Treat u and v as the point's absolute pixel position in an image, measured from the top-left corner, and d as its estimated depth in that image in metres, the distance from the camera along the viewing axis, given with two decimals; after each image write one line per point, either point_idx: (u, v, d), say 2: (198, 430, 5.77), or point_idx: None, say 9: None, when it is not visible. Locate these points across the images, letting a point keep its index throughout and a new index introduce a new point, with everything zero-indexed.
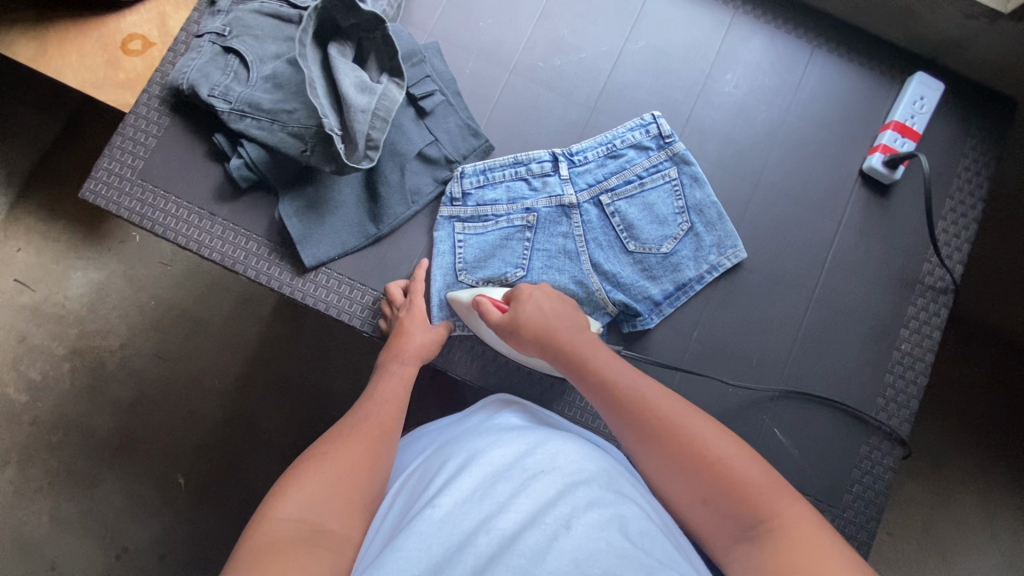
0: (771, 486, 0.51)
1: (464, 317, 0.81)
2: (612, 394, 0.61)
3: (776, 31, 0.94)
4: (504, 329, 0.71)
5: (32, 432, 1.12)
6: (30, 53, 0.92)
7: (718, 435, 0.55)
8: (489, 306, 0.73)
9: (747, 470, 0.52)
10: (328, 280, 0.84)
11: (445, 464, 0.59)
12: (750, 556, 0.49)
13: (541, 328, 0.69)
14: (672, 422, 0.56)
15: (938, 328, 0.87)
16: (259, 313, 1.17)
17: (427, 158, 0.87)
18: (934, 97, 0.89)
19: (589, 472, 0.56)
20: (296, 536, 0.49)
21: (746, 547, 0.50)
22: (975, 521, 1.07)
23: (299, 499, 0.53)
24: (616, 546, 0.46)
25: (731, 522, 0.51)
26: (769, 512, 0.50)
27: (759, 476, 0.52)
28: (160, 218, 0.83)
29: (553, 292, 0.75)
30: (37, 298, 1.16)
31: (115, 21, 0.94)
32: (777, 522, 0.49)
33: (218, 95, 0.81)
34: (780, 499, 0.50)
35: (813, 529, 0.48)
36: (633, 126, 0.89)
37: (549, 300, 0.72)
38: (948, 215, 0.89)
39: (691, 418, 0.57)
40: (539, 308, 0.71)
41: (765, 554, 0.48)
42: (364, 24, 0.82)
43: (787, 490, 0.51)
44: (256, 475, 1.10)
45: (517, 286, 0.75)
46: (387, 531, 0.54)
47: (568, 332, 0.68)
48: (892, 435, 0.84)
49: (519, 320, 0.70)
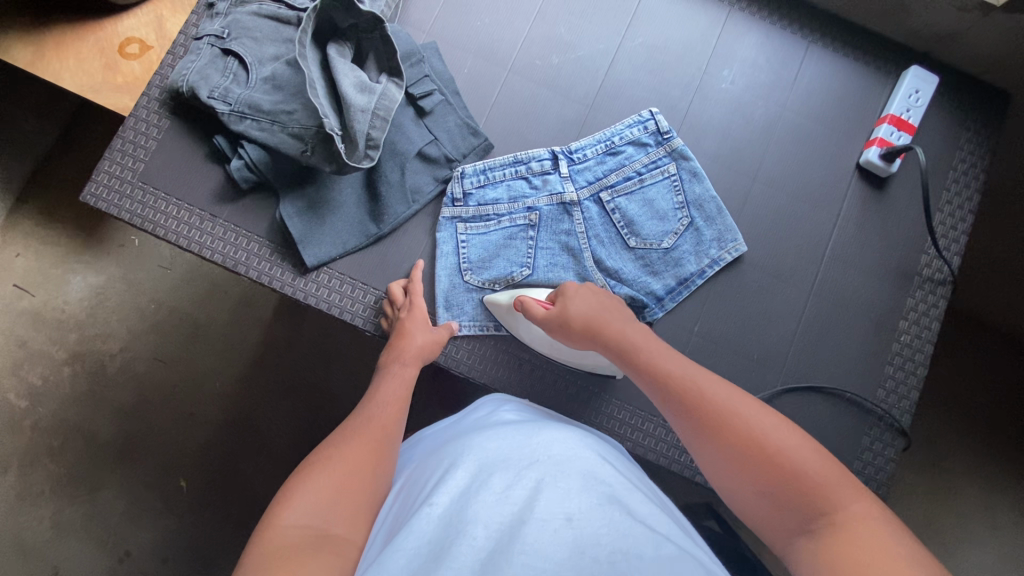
0: (836, 480, 0.51)
1: (504, 317, 0.82)
2: (667, 384, 0.61)
3: (771, 27, 0.94)
4: (550, 325, 0.72)
5: (33, 438, 1.12)
6: (28, 57, 0.92)
7: (781, 428, 0.55)
8: (533, 304, 0.74)
9: (810, 464, 0.52)
10: (329, 280, 0.84)
11: (441, 463, 0.59)
12: (810, 549, 0.48)
13: (591, 322, 0.70)
14: (734, 416, 0.56)
15: (937, 319, 0.87)
16: (260, 315, 1.17)
17: (427, 157, 0.87)
18: (929, 91, 0.90)
19: (586, 461, 0.57)
20: (302, 543, 0.49)
21: (805, 539, 0.49)
22: (976, 511, 1.08)
23: (303, 505, 0.53)
24: (617, 528, 0.47)
25: (791, 514, 0.51)
26: (831, 505, 0.49)
27: (824, 471, 0.51)
28: (160, 220, 0.83)
29: (599, 291, 0.75)
30: (38, 303, 1.16)
31: (113, 25, 0.94)
32: (839, 517, 0.48)
33: (217, 97, 0.81)
34: (843, 493, 0.50)
35: (877, 523, 0.47)
36: (630, 123, 0.89)
37: (597, 297, 0.73)
38: (946, 207, 0.90)
39: (754, 412, 0.56)
40: (587, 304, 0.72)
41: (824, 548, 0.47)
42: (363, 24, 0.83)
43: (852, 485, 0.51)
44: (259, 477, 1.10)
45: (562, 284, 0.76)
46: (388, 532, 0.54)
47: (618, 326, 0.69)
48: (892, 426, 0.85)
49: (567, 314, 0.71)
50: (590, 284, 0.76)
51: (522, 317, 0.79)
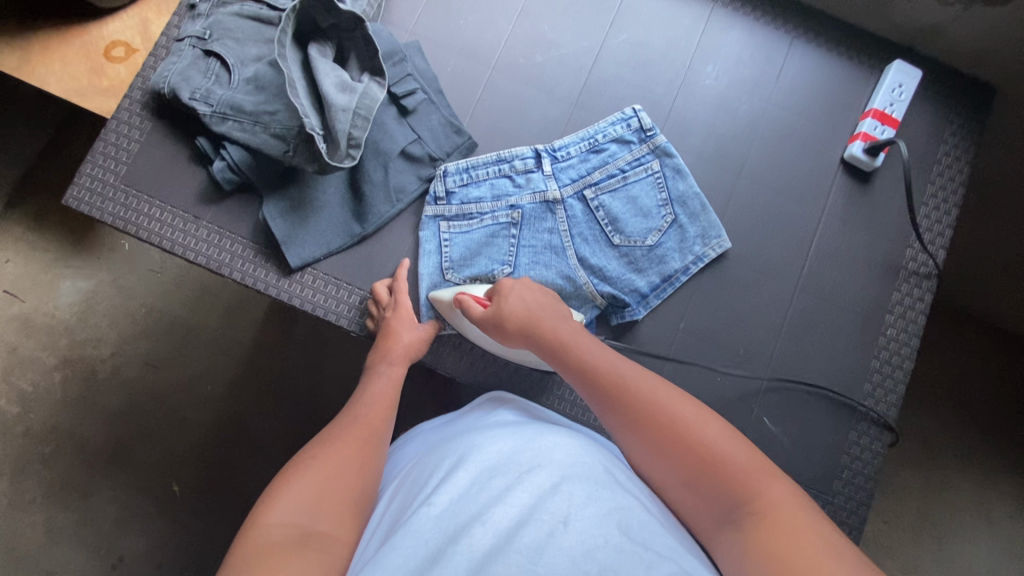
0: (756, 469, 0.51)
1: (448, 315, 0.80)
2: (594, 378, 0.61)
3: (755, 23, 0.94)
4: (487, 325, 0.71)
5: (24, 444, 1.11)
6: (13, 61, 0.92)
7: (704, 419, 0.55)
8: (472, 303, 0.72)
9: (732, 454, 0.52)
10: (314, 281, 0.84)
11: (442, 462, 0.59)
12: (735, 541, 0.49)
13: (524, 319, 0.68)
14: (661, 409, 0.56)
15: (923, 313, 0.87)
16: (249, 317, 1.16)
17: (410, 156, 0.87)
18: (912, 84, 0.90)
19: (585, 465, 0.56)
20: (288, 540, 0.49)
21: (732, 531, 0.50)
22: (968, 505, 1.08)
23: (289, 504, 0.53)
24: (613, 542, 0.47)
25: (717, 505, 0.52)
26: (752, 495, 0.50)
27: (745, 461, 0.52)
28: (144, 223, 0.83)
29: (537, 285, 0.73)
30: (27, 309, 1.15)
31: (98, 28, 0.94)
32: (758, 505, 0.49)
33: (199, 98, 0.81)
34: (763, 479, 0.51)
35: (794, 509, 0.49)
36: (614, 120, 0.89)
37: (532, 292, 0.71)
38: (930, 201, 0.90)
39: (679, 403, 0.57)
40: (522, 300, 0.69)
41: (747, 538, 0.48)
42: (344, 24, 0.83)
43: (770, 471, 0.52)
44: (250, 480, 1.10)
45: (500, 280, 0.73)
46: (384, 529, 0.53)
47: (551, 321, 0.67)
48: (880, 420, 0.85)
49: (503, 312, 0.69)
50: (528, 279, 0.74)
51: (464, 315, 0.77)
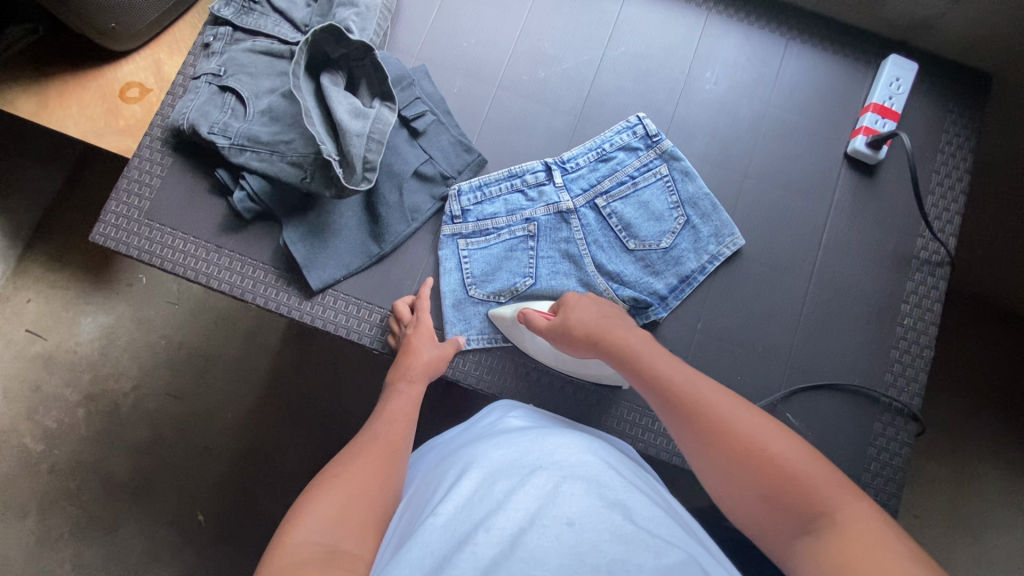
0: (831, 482, 0.51)
1: (509, 331, 0.83)
2: (668, 391, 0.62)
3: (749, 28, 0.97)
4: (553, 335, 0.74)
5: (51, 481, 1.13)
6: (32, 108, 0.95)
7: (776, 433, 0.55)
8: (537, 316, 0.76)
9: (806, 467, 0.53)
10: (335, 302, 0.86)
11: (448, 473, 0.59)
12: (809, 549, 0.49)
13: (593, 331, 0.70)
14: (733, 421, 0.57)
15: (938, 300, 0.88)
16: (268, 343, 1.18)
17: (423, 176, 0.90)
18: (908, 77, 0.92)
19: (589, 466, 0.56)
20: (313, 558, 0.49)
21: (805, 540, 0.50)
22: (999, 494, 1.07)
23: (314, 522, 0.53)
24: (619, 533, 0.47)
25: (790, 517, 0.51)
26: (830, 507, 0.50)
27: (821, 475, 0.52)
28: (168, 254, 0.86)
29: (600, 301, 0.76)
30: (50, 347, 1.18)
31: (113, 71, 0.98)
32: (836, 517, 0.49)
33: (217, 132, 0.84)
34: (840, 495, 0.50)
35: (873, 525, 0.48)
36: (619, 129, 0.91)
37: (597, 305, 0.74)
38: (936, 189, 0.91)
39: (748, 416, 0.57)
40: (589, 314, 0.72)
41: (821, 547, 0.48)
42: (353, 53, 0.86)
43: (850, 489, 0.51)
44: (276, 505, 1.11)
45: (564, 296, 0.77)
46: (396, 542, 0.54)
47: (619, 333, 0.69)
48: (903, 410, 0.85)
49: (571, 321, 0.72)
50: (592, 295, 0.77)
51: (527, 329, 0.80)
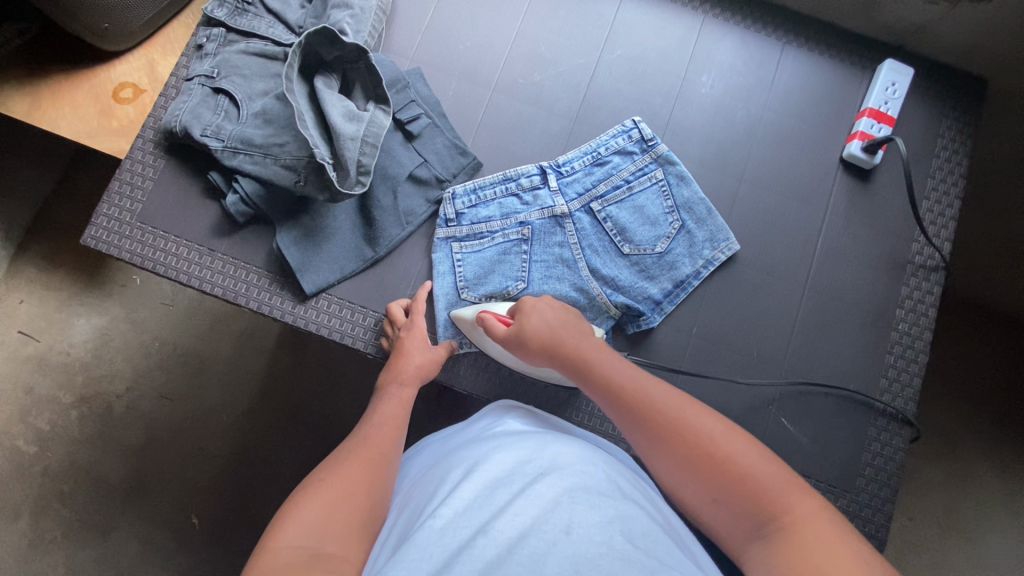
0: (781, 483, 0.51)
1: (469, 333, 0.82)
2: (620, 398, 0.61)
3: (746, 31, 0.97)
4: (510, 344, 0.72)
5: (43, 483, 1.12)
6: (24, 108, 0.94)
7: (728, 435, 0.55)
8: (494, 322, 0.73)
9: (757, 470, 0.52)
10: (329, 306, 0.86)
11: (448, 473, 0.59)
12: (764, 554, 0.49)
13: (546, 339, 0.69)
14: (685, 426, 0.56)
15: (933, 306, 0.88)
16: (263, 345, 1.18)
17: (418, 179, 0.89)
18: (905, 82, 0.92)
19: (589, 476, 0.56)
20: (296, 564, 0.48)
21: (760, 544, 0.50)
22: (993, 498, 1.07)
23: (300, 526, 0.52)
24: (617, 549, 0.46)
25: (746, 521, 0.51)
26: (779, 510, 0.50)
27: (772, 477, 0.52)
28: (160, 258, 0.85)
29: (558, 303, 0.75)
30: (42, 348, 1.17)
31: (106, 71, 0.97)
32: (788, 519, 0.49)
33: (210, 134, 0.83)
34: (791, 496, 0.51)
35: (823, 524, 0.48)
36: (615, 133, 0.91)
37: (554, 311, 0.72)
38: (932, 194, 0.91)
39: (700, 419, 0.57)
40: (544, 320, 0.71)
41: (776, 551, 0.48)
42: (348, 55, 0.85)
43: (799, 487, 0.52)
44: (270, 508, 1.10)
45: (522, 299, 0.75)
46: (392, 542, 0.53)
47: (574, 340, 0.68)
48: (898, 415, 0.85)
49: (525, 331, 0.70)
50: (549, 296, 0.76)
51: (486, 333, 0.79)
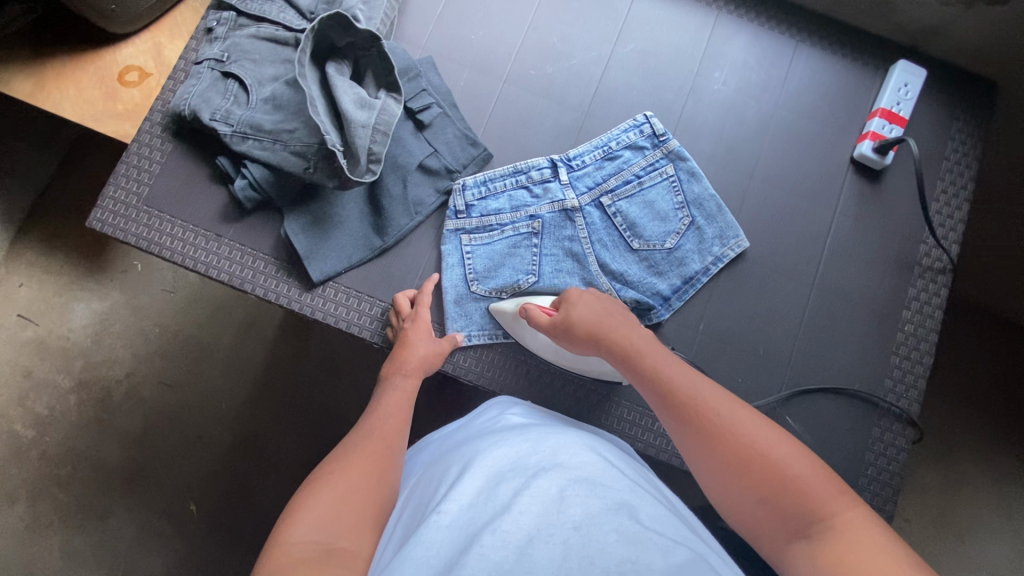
0: (829, 487, 0.51)
1: (509, 326, 0.83)
2: (668, 391, 0.61)
3: (759, 28, 0.96)
4: (555, 332, 0.73)
5: (41, 467, 1.11)
6: (29, 89, 0.93)
7: (779, 436, 0.55)
8: (538, 312, 0.75)
9: (806, 471, 0.52)
10: (336, 294, 0.85)
11: (448, 471, 0.58)
12: (807, 554, 0.48)
13: (594, 328, 0.70)
14: (733, 423, 0.56)
15: (939, 307, 0.88)
16: (265, 333, 1.17)
17: (428, 169, 0.89)
18: (917, 83, 0.92)
19: (592, 467, 0.55)
20: (308, 557, 0.48)
21: (803, 543, 0.49)
22: (991, 501, 1.08)
23: (310, 521, 0.52)
24: (627, 533, 0.46)
25: (788, 520, 0.51)
26: (826, 511, 0.49)
27: (819, 479, 0.51)
28: (166, 242, 0.84)
29: (604, 297, 0.75)
30: (42, 332, 1.16)
31: (113, 54, 0.96)
32: (835, 522, 0.49)
33: (219, 119, 0.82)
34: (837, 500, 0.50)
35: (869, 530, 0.48)
36: (626, 127, 0.90)
37: (600, 303, 0.73)
38: (941, 196, 0.91)
39: (749, 418, 0.57)
40: (590, 311, 0.72)
41: (820, 551, 0.47)
42: (360, 42, 0.85)
43: (847, 493, 0.51)
44: (269, 497, 1.10)
45: (565, 291, 0.77)
46: (398, 540, 0.53)
47: (624, 332, 0.69)
48: (902, 416, 0.85)
49: (572, 319, 0.71)
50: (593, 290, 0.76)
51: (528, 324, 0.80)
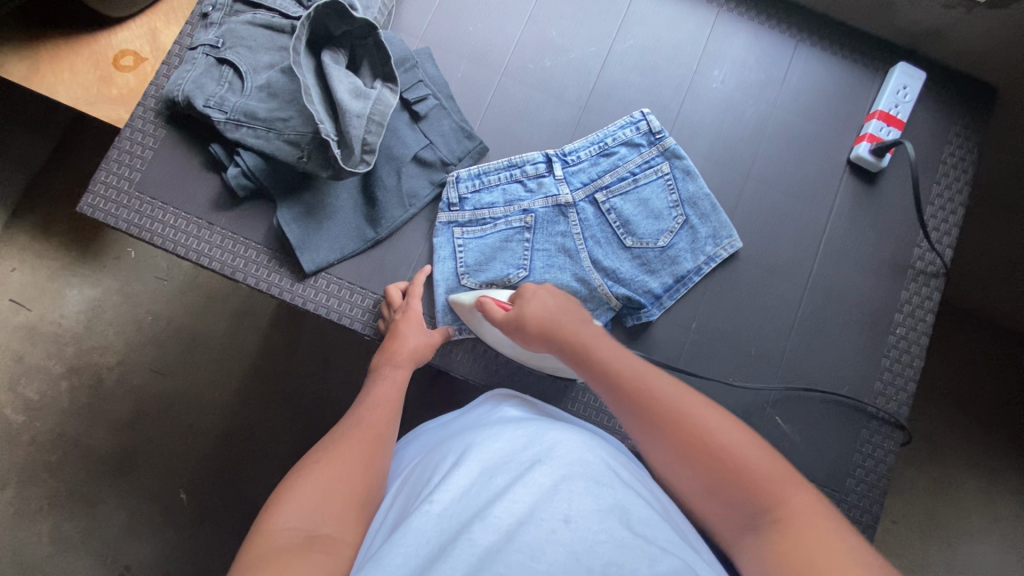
0: (776, 475, 0.51)
1: (467, 319, 0.81)
2: (617, 383, 0.61)
3: (759, 27, 0.96)
4: (508, 327, 0.72)
5: (31, 453, 1.11)
6: (22, 71, 0.92)
7: (726, 425, 0.55)
8: (493, 306, 0.74)
9: (753, 460, 0.52)
10: (327, 285, 0.85)
11: (443, 460, 0.58)
12: (757, 547, 0.49)
13: (545, 324, 0.69)
14: (683, 413, 0.56)
15: (931, 311, 0.88)
16: (258, 323, 1.17)
17: (423, 161, 0.88)
18: (916, 86, 0.91)
19: (588, 463, 0.55)
20: (292, 544, 0.48)
21: (753, 536, 0.50)
22: (977, 505, 1.08)
23: (295, 508, 0.52)
24: (615, 537, 0.46)
25: (739, 512, 0.51)
26: (775, 502, 0.50)
27: (768, 468, 0.52)
28: (158, 229, 0.84)
29: (559, 292, 0.74)
30: (33, 317, 1.16)
31: (107, 38, 0.95)
32: (783, 513, 0.49)
33: (213, 105, 0.82)
34: (784, 486, 0.51)
35: (817, 516, 0.48)
36: (623, 124, 0.90)
37: (553, 298, 0.72)
38: (936, 200, 0.91)
39: (697, 407, 0.56)
40: (543, 306, 0.70)
41: (767, 544, 0.48)
42: (357, 31, 0.84)
43: (793, 478, 0.52)
44: (259, 487, 1.10)
45: (522, 285, 0.75)
46: (388, 525, 0.53)
47: (573, 325, 0.68)
48: (891, 419, 0.85)
49: (525, 315, 0.70)
50: (551, 285, 0.75)
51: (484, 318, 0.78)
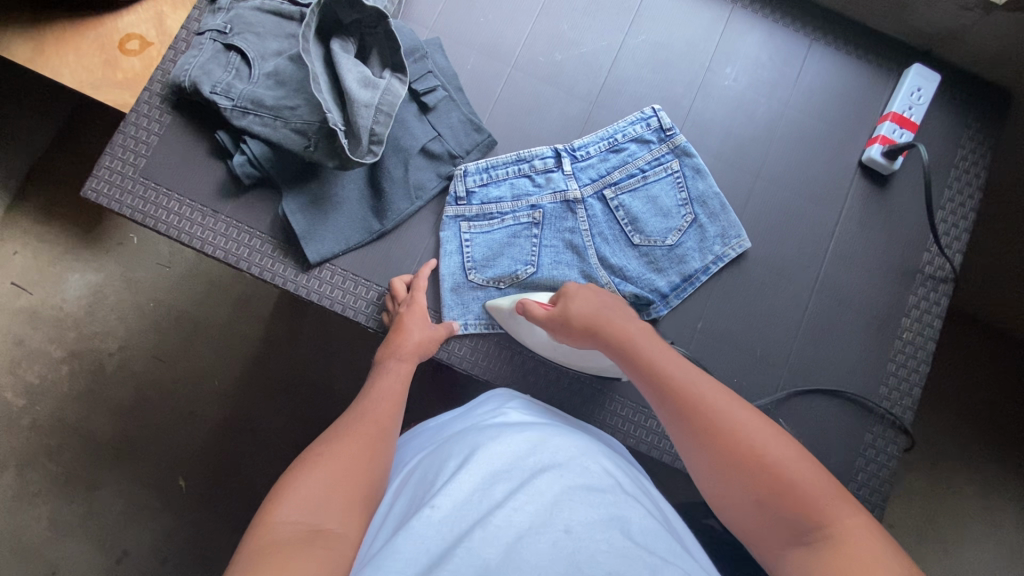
0: (827, 491, 0.51)
1: (506, 322, 0.82)
2: (664, 386, 0.61)
3: (773, 24, 0.94)
4: (553, 325, 0.72)
5: (30, 436, 1.11)
6: (27, 53, 0.91)
7: (777, 437, 0.55)
8: (536, 307, 0.74)
9: (803, 474, 0.52)
10: (332, 276, 0.84)
11: (446, 461, 0.58)
12: (804, 559, 0.48)
13: (591, 322, 0.69)
14: (733, 421, 0.56)
15: (939, 316, 0.87)
16: (259, 312, 1.16)
17: (430, 153, 0.87)
18: (930, 88, 0.90)
19: (592, 475, 0.55)
20: (294, 538, 0.48)
21: (799, 549, 0.49)
22: (976, 510, 1.08)
23: (297, 502, 0.51)
24: (616, 546, 0.46)
25: (784, 525, 0.51)
26: (826, 518, 0.49)
27: (817, 484, 0.51)
28: (162, 215, 0.83)
29: (603, 292, 0.74)
30: (34, 301, 1.15)
31: (113, 21, 0.93)
32: (833, 529, 0.48)
33: (220, 92, 0.81)
34: (834, 504, 0.50)
35: (867, 537, 0.48)
36: (633, 120, 0.89)
37: (599, 297, 0.72)
38: (947, 205, 0.90)
39: (749, 419, 0.56)
40: (589, 305, 0.71)
41: (817, 560, 0.47)
42: (367, 19, 0.83)
43: (843, 497, 0.51)
44: (258, 477, 1.10)
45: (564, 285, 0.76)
46: (389, 527, 0.53)
47: (622, 325, 0.68)
48: (895, 423, 0.85)
49: (569, 314, 0.71)
50: (592, 285, 0.75)
51: (524, 320, 0.79)
